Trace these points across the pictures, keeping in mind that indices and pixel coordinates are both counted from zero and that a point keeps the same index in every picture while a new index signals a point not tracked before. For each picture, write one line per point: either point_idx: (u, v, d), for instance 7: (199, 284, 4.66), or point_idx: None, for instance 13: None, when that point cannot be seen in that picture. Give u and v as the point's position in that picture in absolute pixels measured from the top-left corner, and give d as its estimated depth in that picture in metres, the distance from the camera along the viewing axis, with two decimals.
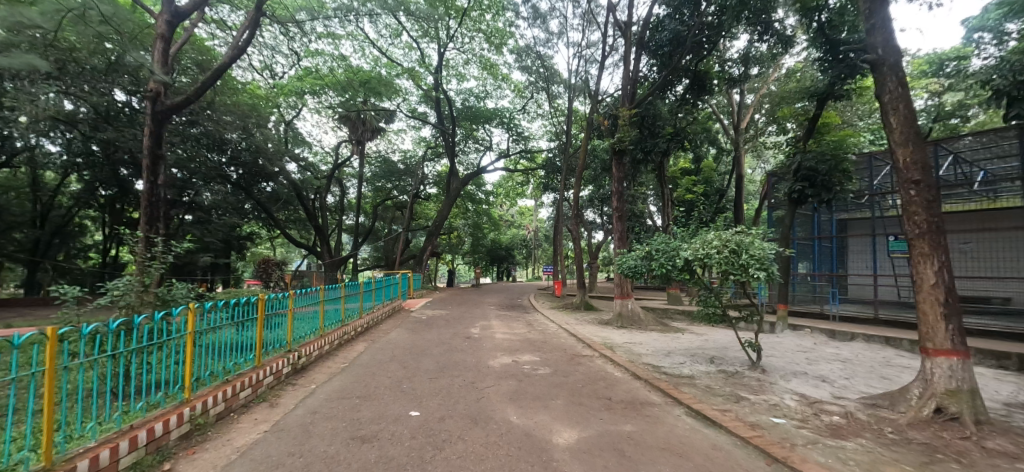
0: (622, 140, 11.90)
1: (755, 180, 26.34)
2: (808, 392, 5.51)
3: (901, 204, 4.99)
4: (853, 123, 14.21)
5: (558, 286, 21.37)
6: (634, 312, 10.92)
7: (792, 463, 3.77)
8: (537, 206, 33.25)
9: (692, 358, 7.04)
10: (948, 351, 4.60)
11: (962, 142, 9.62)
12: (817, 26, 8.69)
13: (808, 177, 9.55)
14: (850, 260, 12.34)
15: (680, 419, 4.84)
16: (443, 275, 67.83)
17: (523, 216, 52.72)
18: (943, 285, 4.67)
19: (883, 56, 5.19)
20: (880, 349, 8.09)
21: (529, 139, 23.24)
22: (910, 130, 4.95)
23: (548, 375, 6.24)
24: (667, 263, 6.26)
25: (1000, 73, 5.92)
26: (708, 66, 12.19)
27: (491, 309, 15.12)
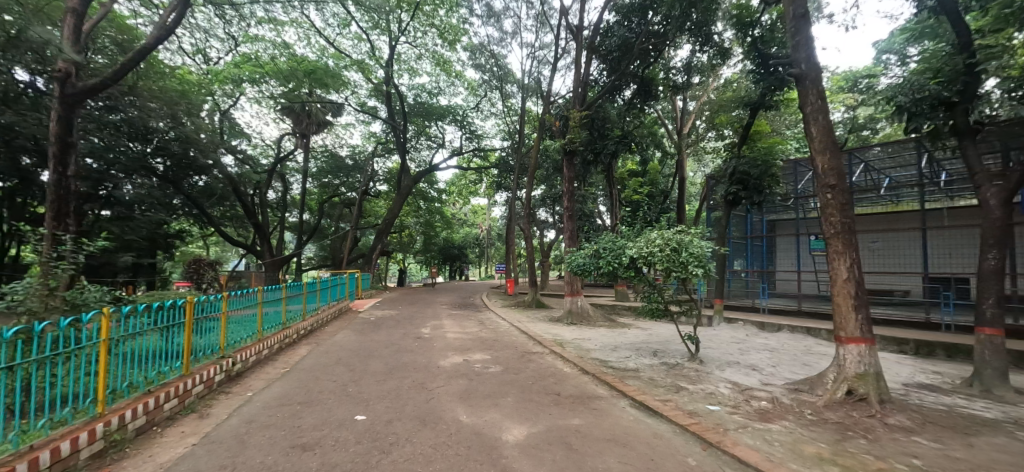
0: (573, 141, 12.12)
1: (696, 183, 27.94)
2: (740, 380, 5.91)
3: (819, 207, 5.47)
4: (781, 132, 15.44)
5: (510, 284, 21.47)
6: (583, 308, 11.22)
7: (725, 448, 4.03)
8: (490, 205, 33.19)
9: (637, 352, 7.33)
10: (857, 339, 5.11)
11: (871, 153, 10.77)
12: (751, 40, 9.37)
13: (742, 180, 10.21)
14: (778, 258, 13.41)
15: (625, 411, 5.02)
16: (394, 275, 66.04)
17: (476, 215, 52.54)
18: (853, 279, 5.19)
19: (805, 70, 5.68)
20: (802, 338, 8.85)
21: (482, 137, 23.14)
22: (827, 139, 5.44)
23: (498, 372, 6.24)
24: (614, 261, 6.49)
25: (902, 92, 6.59)
26: (653, 73, 12.70)
27: (443, 308, 14.90)
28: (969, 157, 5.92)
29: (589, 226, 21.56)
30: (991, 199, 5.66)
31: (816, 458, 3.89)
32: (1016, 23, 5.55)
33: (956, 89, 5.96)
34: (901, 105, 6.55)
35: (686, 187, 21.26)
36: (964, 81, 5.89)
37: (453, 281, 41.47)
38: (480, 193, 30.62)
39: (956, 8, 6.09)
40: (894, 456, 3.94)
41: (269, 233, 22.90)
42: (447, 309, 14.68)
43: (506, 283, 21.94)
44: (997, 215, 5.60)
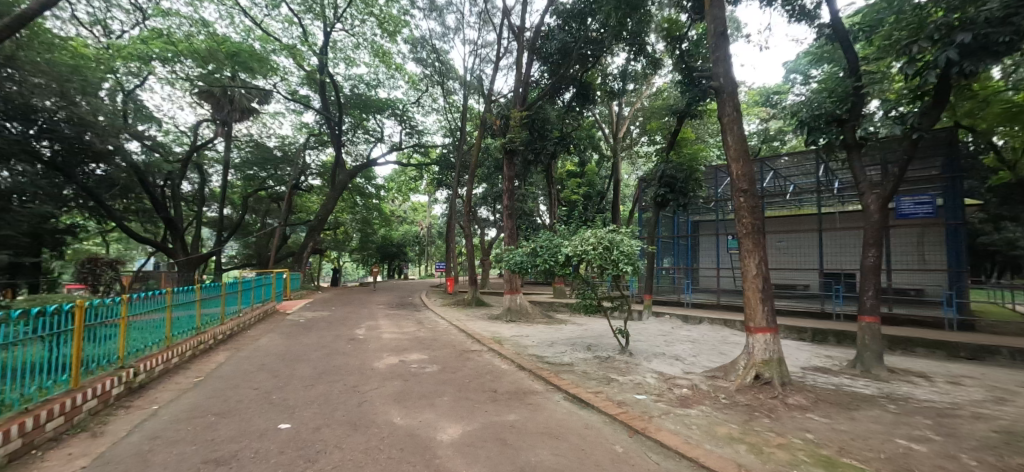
0: (513, 141, 12.23)
1: (629, 185, 29.47)
2: (665, 370, 6.31)
3: (734, 209, 5.98)
4: (704, 139, 16.74)
5: (450, 283, 21.27)
6: (522, 306, 11.41)
7: (650, 434, 4.30)
8: (432, 202, 32.63)
9: (572, 347, 7.58)
10: (764, 329, 5.67)
11: (779, 162, 12.08)
12: (680, 52, 10.06)
13: (669, 183, 10.91)
14: (701, 256, 14.52)
15: (558, 404, 5.18)
16: (329, 275, 62.69)
17: (416, 212, 51.43)
18: (761, 275, 5.74)
19: (723, 84, 6.18)
20: (720, 330, 9.64)
21: (423, 133, 22.59)
22: (740, 148, 5.96)
23: (435, 372, 6.16)
24: (550, 258, 6.67)
25: (806, 108, 7.31)
26: (592, 78, 13.30)
27: (380, 308, 14.40)
28: (855, 168, 6.76)
29: (529, 225, 21.94)
30: (871, 205, 6.49)
31: (727, 437, 4.27)
32: (890, 54, 6.45)
33: (846, 107, 6.78)
34: (803, 119, 7.31)
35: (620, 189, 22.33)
36: (851, 101, 6.73)
37: (392, 280, 40.28)
38: (421, 190, 30.00)
39: (846, 36, 6.93)
40: (792, 431, 4.44)
41: (181, 230, 21.08)
42: (384, 309, 14.23)
43: (446, 281, 21.71)
44: (875, 219, 6.45)
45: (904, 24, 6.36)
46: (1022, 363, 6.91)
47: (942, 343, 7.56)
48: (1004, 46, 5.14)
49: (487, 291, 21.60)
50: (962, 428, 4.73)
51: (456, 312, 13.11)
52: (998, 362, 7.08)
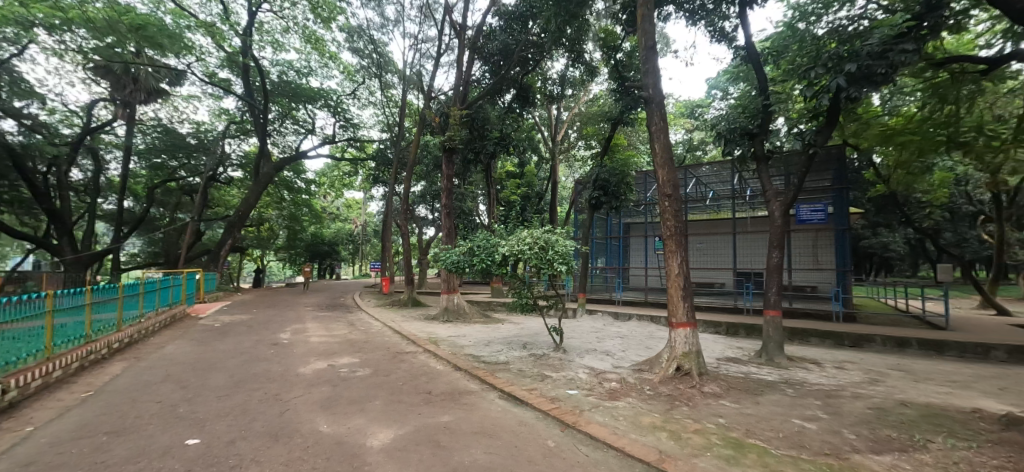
0: (452, 139, 12.08)
1: (566, 187, 30.45)
2: (595, 365, 6.59)
3: (659, 212, 6.38)
4: (635, 146, 17.76)
5: (386, 283, 20.58)
6: (459, 305, 11.35)
7: (580, 427, 4.47)
8: (368, 199, 31.40)
9: (508, 346, 7.67)
10: (684, 324, 6.11)
11: (701, 170, 13.13)
12: (614, 62, 10.57)
13: (602, 186, 11.41)
14: (631, 256, 15.36)
15: (493, 403, 5.21)
16: (250, 276, 57.81)
17: (350, 209, 49.17)
18: (682, 274, 6.18)
19: (652, 95, 6.58)
20: (647, 325, 10.26)
21: (359, 126, 21.60)
22: (665, 155, 6.39)
23: (367, 376, 5.92)
24: (486, 258, 6.70)
25: (725, 122, 7.86)
26: (531, 81, 13.56)
27: (308, 310, 13.57)
28: (763, 178, 7.46)
29: (468, 224, 21.87)
30: (776, 210, 7.26)
31: (651, 426, 4.56)
32: (793, 78, 7.21)
33: (757, 123, 7.47)
34: (721, 133, 7.88)
35: (557, 191, 22.98)
36: (761, 118, 7.44)
37: (323, 280, 38.17)
38: (355, 186, 28.74)
39: (758, 59, 7.67)
40: (707, 417, 4.85)
41: (70, 224, 18.37)
42: (312, 311, 13.44)
43: (381, 281, 21.00)
44: (779, 224, 7.21)
45: (805, 52, 7.15)
46: (890, 348, 8.11)
47: (831, 333, 8.64)
48: (881, 75, 5.91)
49: (424, 291, 21.19)
50: (843, 407, 5.45)
51: (392, 313, 12.71)
52: (872, 348, 8.25)
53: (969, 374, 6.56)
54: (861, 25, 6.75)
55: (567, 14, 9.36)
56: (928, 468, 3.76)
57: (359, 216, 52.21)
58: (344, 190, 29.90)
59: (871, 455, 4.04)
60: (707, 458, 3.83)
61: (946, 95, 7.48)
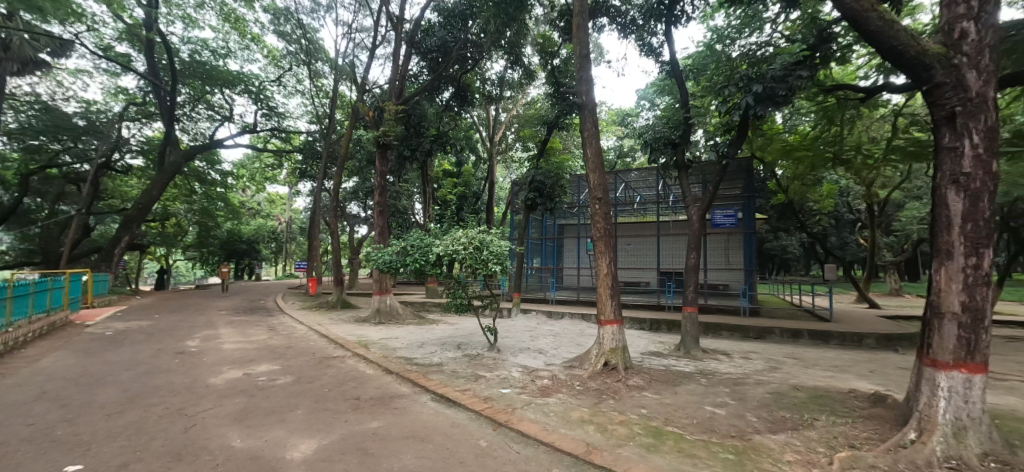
0: (387, 135, 11.66)
1: (504, 188, 30.80)
2: (528, 363, 6.73)
3: (591, 215, 6.64)
4: (569, 150, 18.43)
5: (312, 284, 19.38)
6: (392, 306, 11.03)
7: (512, 425, 4.54)
8: (294, 194, 29.40)
9: (442, 347, 7.58)
10: (611, 321, 6.43)
11: (630, 175, 13.91)
12: (550, 67, 10.86)
13: (538, 188, 11.64)
14: (565, 256, 15.86)
15: (425, 406, 5.11)
16: (153, 277, 51.42)
17: (274, 204, 45.70)
18: (611, 273, 6.49)
19: (585, 102, 6.84)
20: (578, 323, 10.65)
21: (284, 116, 20.10)
22: (596, 160, 6.66)
23: (289, 383, 5.54)
24: (420, 258, 6.56)
25: (651, 131, 8.37)
26: (470, 80, 13.52)
27: (222, 314, 12.39)
28: (683, 185, 8.03)
29: (402, 223, 21.28)
30: (694, 215, 7.87)
31: (580, 420, 4.75)
32: (710, 93, 7.84)
33: (679, 134, 8.01)
34: (647, 141, 8.36)
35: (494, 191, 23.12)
36: (683, 129, 7.98)
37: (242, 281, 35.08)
38: (280, 179, 26.75)
39: (681, 75, 8.25)
40: (631, 409, 5.15)
41: None
42: (227, 315, 12.34)
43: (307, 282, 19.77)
44: (696, 227, 7.83)
45: (721, 71, 7.81)
46: (786, 339, 9.15)
47: (740, 327, 9.54)
48: (782, 96, 6.62)
49: (355, 292, 20.28)
50: (747, 392, 6.07)
51: (318, 315, 12.03)
52: (772, 339, 9.25)
53: (846, 359, 7.61)
54: (767, 51, 7.53)
55: (507, 16, 9.44)
56: (814, 443, 4.30)
57: (283, 212, 48.58)
58: (267, 184, 27.72)
59: (769, 434, 4.54)
60: (630, 447, 4.07)
61: (832, 117, 8.57)
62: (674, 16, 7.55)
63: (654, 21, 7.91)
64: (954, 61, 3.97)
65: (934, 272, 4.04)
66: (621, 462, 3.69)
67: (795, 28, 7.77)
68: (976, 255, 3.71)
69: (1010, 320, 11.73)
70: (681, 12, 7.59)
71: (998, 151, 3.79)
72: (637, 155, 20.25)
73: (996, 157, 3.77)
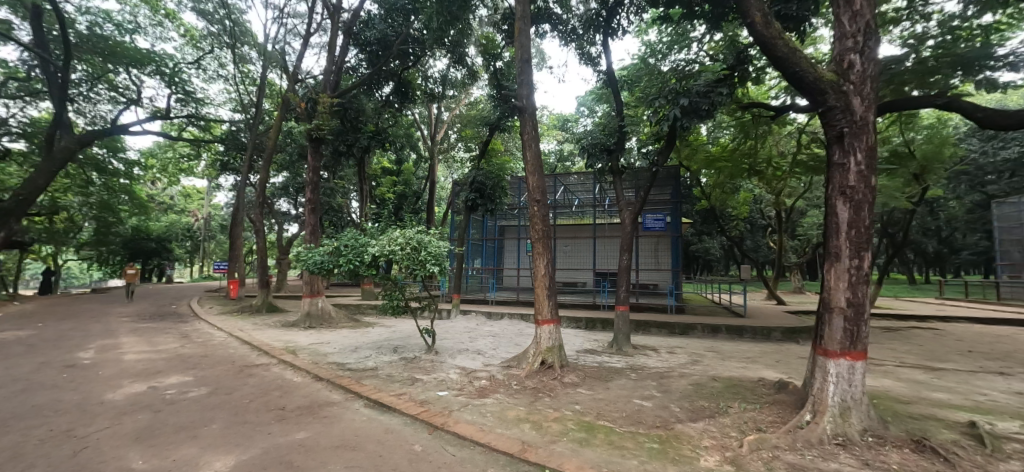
0: (320, 129, 11.05)
1: (446, 187, 30.52)
2: (466, 364, 6.73)
3: (529, 217, 6.78)
4: (511, 152, 18.68)
5: (234, 286, 17.88)
6: (324, 310, 10.51)
7: (449, 428, 4.52)
8: (215, 188, 26.96)
9: (378, 351, 7.36)
10: (548, 321, 6.60)
11: (570, 179, 14.33)
12: (493, 69, 10.89)
13: (479, 189, 11.65)
14: (505, 256, 15.97)
15: (357, 413, 4.93)
16: (35, 279, 44.45)
17: (190, 199, 41.63)
18: (548, 274, 6.66)
19: (525, 106, 6.94)
20: (517, 323, 10.81)
21: (204, 102, 18.36)
22: (535, 163, 6.80)
23: (202, 396, 5.10)
24: (354, 258, 6.34)
25: (588, 138, 8.68)
26: (411, 77, 13.22)
27: (123, 322, 11.05)
28: (617, 190, 8.40)
29: (337, 221, 20.30)
30: (627, 218, 8.28)
31: (515, 419, 4.85)
32: (643, 104, 8.27)
33: (614, 140, 8.36)
34: (585, 147, 8.65)
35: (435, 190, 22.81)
36: (617, 136, 8.35)
37: (151, 283, 31.49)
38: (197, 171, 24.41)
39: (616, 85, 8.65)
40: (565, 405, 5.35)
41: None
42: (128, 322, 11.00)
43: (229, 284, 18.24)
44: (628, 230, 8.26)
45: (653, 83, 8.29)
46: (707, 334, 9.93)
47: (667, 324, 10.21)
48: (705, 110, 7.14)
49: (283, 295, 19.00)
50: (670, 385, 6.53)
51: (240, 320, 11.14)
52: (695, 334, 10.00)
53: (757, 351, 8.43)
54: (693, 67, 8.12)
55: (449, 14, 9.29)
56: (727, 428, 4.71)
57: (201, 208, 44.27)
58: (182, 175, 25.17)
59: (689, 423, 4.92)
60: (563, 443, 4.22)
61: (747, 132, 9.41)
62: (610, 28, 7.89)
63: (593, 32, 8.21)
64: (844, 88, 4.53)
65: (826, 272, 4.59)
66: (554, 457, 3.81)
67: (718, 49, 8.45)
68: (859, 258, 4.27)
69: (887, 313, 13.63)
70: (618, 25, 7.96)
71: (875, 169, 4.39)
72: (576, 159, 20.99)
73: (874, 174, 4.37)
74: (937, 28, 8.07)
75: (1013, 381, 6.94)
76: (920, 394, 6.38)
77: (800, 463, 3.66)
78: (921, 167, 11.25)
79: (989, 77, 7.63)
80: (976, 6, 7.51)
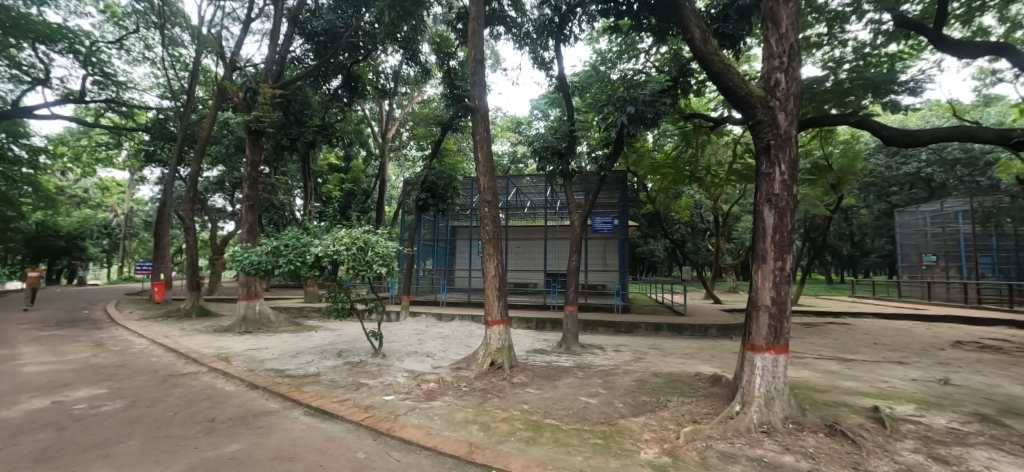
0: (260, 121, 10.40)
1: (396, 186, 29.82)
2: (415, 368, 6.64)
3: (480, 217, 6.78)
4: (464, 152, 18.61)
5: (159, 288, 16.48)
6: (262, 313, 9.97)
7: (393, 433, 4.44)
8: (139, 181, 24.67)
9: (321, 356, 7.07)
10: (498, 322, 6.65)
11: (523, 180, 14.54)
12: (447, 68, 10.74)
13: (430, 189, 11.52)
14: (457, 257, 15.83)
15: (296, 422, 4.72)
16: None
17: (109, 192, 37.81)
18: (498, 275, 6.69)
19: (477, 106, 6.93)
20: (467, 325, 10.79)
21: (127, 86, 16.76)
22: (486, 164, 6.81)
23: (118, 410, 4.66)
24: (295, 259, 6.05)
25: (539, 142, 8.81)
26: (361, 71, 12.81)
27: (22, 330, 9.84)
28: (567, 192, 8.59)
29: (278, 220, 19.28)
30: (576, 220, 8.49)
31: (463, 421, 4.85)
32: (593, 110, 8.53)
33: (564, 144, 8.53)
34: (536, 150, 8.77)
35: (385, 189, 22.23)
36: (568, 140, 8.54)
37: (58, 286, 28.19)
38: (117, 162, 22.21)
39: (568, 90, 8.85)
40: (514, 405, 5.43)
41: None
42: (29, 330, 9.82)
43: (154, 287, 16.74)
44: (577, 232, 8.48)
45: (603, 90, 8.58)
46: (650, 332, 10.42)
47: (613, 323, 10.61)
48: (650, 119, 7.47)
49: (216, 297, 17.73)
50: (615, 381, 6.80)
51: (165, 326, 10.27)
52: (639, 333, 10.46)
53: (694, 347, 8.97)
54: (640, 77, 8.48)
55: (402, 10, 9.12)
56: (666, 421, 4.98)
57: (121, 202, 40.29)
58: (99, 166, 22.80)
59: (631, 418, 5.16)
60: (510, 443, 4.28)
61: (689, 140, 9.97)
62: (563, 34, 8.11)
63: (546, 37, 8.37)
64: (770, 103, 4.91)
65: (753, 273, 4.95)
66: (501, 458, 3.85)
67: (662, 61, 8.89)
68: (782, 260, 4.67)
69: (808, 310, 14.95)
70: (570, 32, 8.18)
71: (796, 179, 4.82)
72: (529, 162, 21.31)
73: (795, 183, 4.79)
74: (852, 53, 8.97)
75: (908, 369, 7.86)
76: (833, 383, 7.09)
77: (729, 451, 3.94)
78: (837, 178, 12.47)
79: (893, 100, 8.54)
80: (883, 35, 8.50)
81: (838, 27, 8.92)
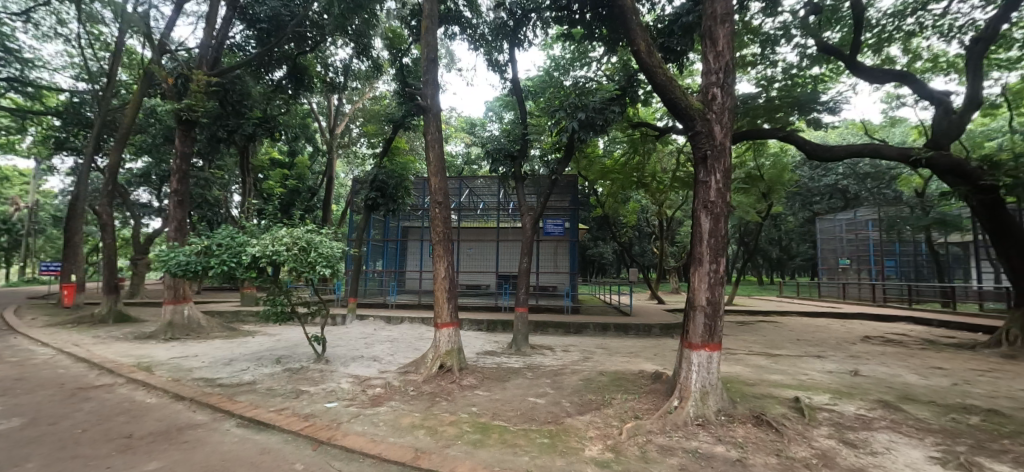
0: (192, 110, 9.64)
1: (345, 185, 28.78)
2: (360, 373, 6.46)
3: (432, 218, 6.69)
4: (416, 151, 18.32)
5: (69, 291, 14.91)
6: (191, 318, 9.30)
7: (335, 442, 4.30)
8: (46, 170, 22.08)
9: (257, 363, 6.70)
10: (447, 324, 6.61)
11: (475, 183, 14.78)
12: (398, 66, 10.50)
13: (380, 188, 11.23)
14: (407, 259, 15.45)
15: (228, 434, 4.45)
16: None
17: (9, 182, 33.55)
18: (448, 276, 6.64)
19: (430, 105, 6.82)
20: (417, 328, 10.64)
21: (34, 64, 14.94)
22: (438, 163, 6.73)
23: (13, 430, 4.17)
24: (229, 260, 5.69)
25: (493, 144, 8.83)
26: (308, 63, 12.24)
27: None
28: (519, 195, 8.67)
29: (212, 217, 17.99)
30: (528, 222, 8.60)
31: (409, 426, 4.78)
32: (545, 114, 8.67)
33: (517, 147, 8.60)
34: (489, 152, 8.78)
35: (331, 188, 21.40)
36: (521, 142, 8.63)
37: None
38: (21, 148, 19.74)
39: (521, 94, 8.92)
40: (463, 407, 5.43)
41: None
42: None
43: (63, 289, 15.12)
44: (528, 234, 8.59)
45: (555, 95, 8.75)
46: (597, 332, 10.77)
47: (562, 324, 10.87)
48: (600, 125, 7.72)
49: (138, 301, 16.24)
50: (563, 381, 6.97)
51: (75, 334, 9.30)
52: (587, 333, 10.78)
53: (638, 346, 9.39)
54: (591, 84, 8.73)
55: None
56: (610, 418, 5.19)
57: (25, 195, 35.87)
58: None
59: (578, 416, 5.32)
60: (457, 446, 4.28)
61: (636, 147, 10.37)
62: (517, 38, 8.19)
63: (501, 40, 8.43)
64: (708, 116, 5.23)
65: (691, 275, 5.25)
66: (448, 461, 3.85)
67: (612, 70, 9.22)
68: (717, 263, 5.00)
69: (743, 310, 16.05)
70: (524, 37, 8.28)
71: (730, 187, 5.17)
72: (483, 164, 21.32)
73: (729, 192, 5.14)
74: (782, 73, 9.73)
75: (825, 362, 8.67)
76: (760, 377, 7.69)
77: (667, 445, 4.17)
78: (767, 187, 13.51)
79: (816, 117, 9.37)
80: (808, 58, 9.29)
81: (770, 48, 9.65)
